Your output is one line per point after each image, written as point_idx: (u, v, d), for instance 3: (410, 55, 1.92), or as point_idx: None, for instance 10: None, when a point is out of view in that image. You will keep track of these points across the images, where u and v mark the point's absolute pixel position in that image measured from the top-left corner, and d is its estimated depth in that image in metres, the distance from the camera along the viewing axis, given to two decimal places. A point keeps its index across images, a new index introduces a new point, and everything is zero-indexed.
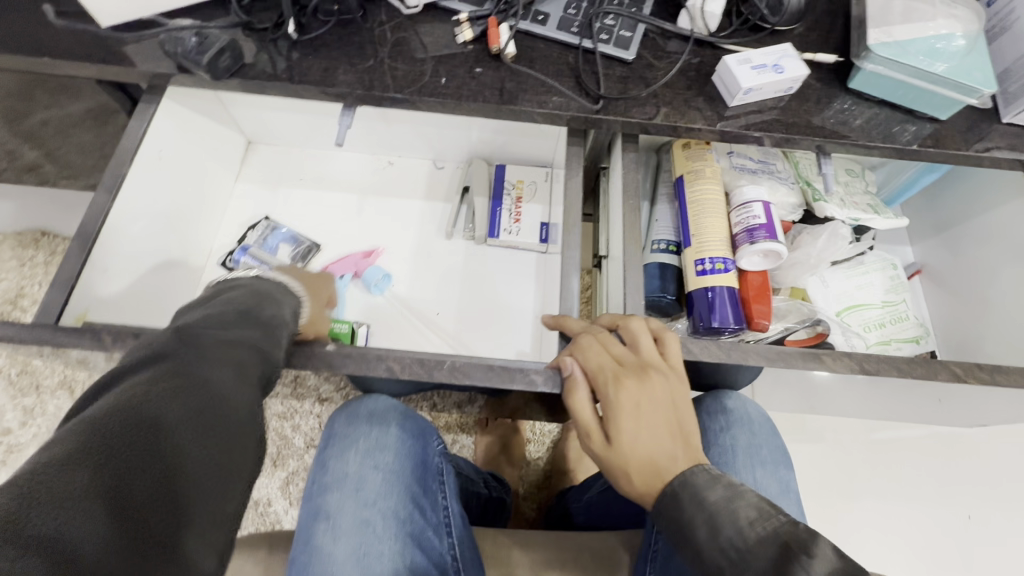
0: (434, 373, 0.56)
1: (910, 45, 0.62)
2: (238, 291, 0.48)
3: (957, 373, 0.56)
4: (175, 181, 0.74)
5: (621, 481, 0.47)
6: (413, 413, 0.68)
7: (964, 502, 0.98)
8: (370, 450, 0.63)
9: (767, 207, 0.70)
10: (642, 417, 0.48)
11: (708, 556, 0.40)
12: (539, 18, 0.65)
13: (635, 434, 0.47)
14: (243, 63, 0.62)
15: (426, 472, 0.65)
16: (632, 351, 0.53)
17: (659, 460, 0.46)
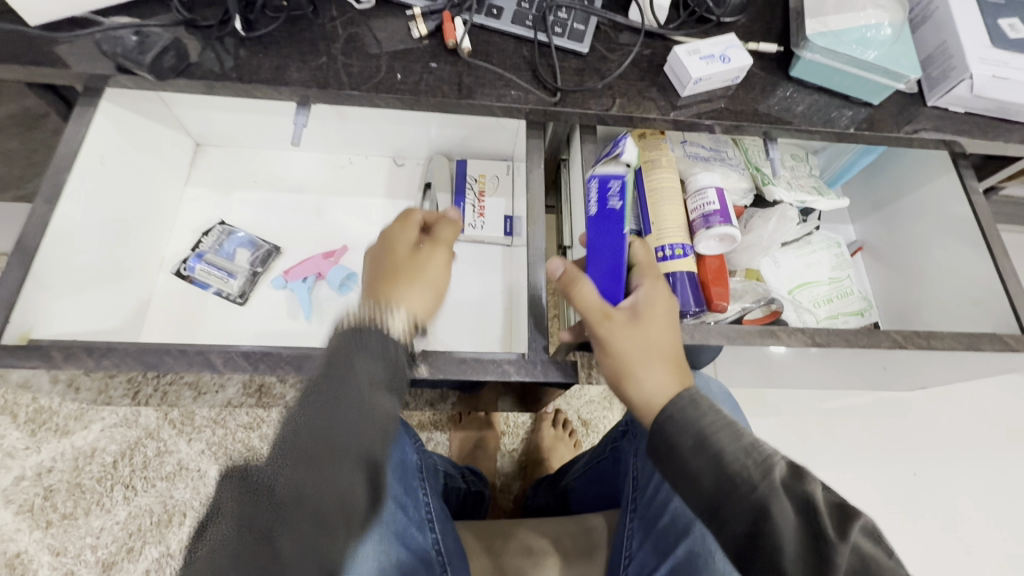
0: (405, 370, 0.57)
1: (843, 34, 0.66)
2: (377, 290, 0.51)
3: (898, 341, 0.60)
4: (121, 187, 0.71)
5: (642, 365, 0.49)
6: None
7: (910, 460, 1.05)
8: None
9: (721, 193, 0.73)
10: (671, 328, 0.53)
11: (730, 463, 0.42)
12: (493, 12, 0.66)
13: (665, 336, 0.52)
14: (188, 62, 0.60)
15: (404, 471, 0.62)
16: (650, 267, 0.57)
17: (677, 366, 0.50)
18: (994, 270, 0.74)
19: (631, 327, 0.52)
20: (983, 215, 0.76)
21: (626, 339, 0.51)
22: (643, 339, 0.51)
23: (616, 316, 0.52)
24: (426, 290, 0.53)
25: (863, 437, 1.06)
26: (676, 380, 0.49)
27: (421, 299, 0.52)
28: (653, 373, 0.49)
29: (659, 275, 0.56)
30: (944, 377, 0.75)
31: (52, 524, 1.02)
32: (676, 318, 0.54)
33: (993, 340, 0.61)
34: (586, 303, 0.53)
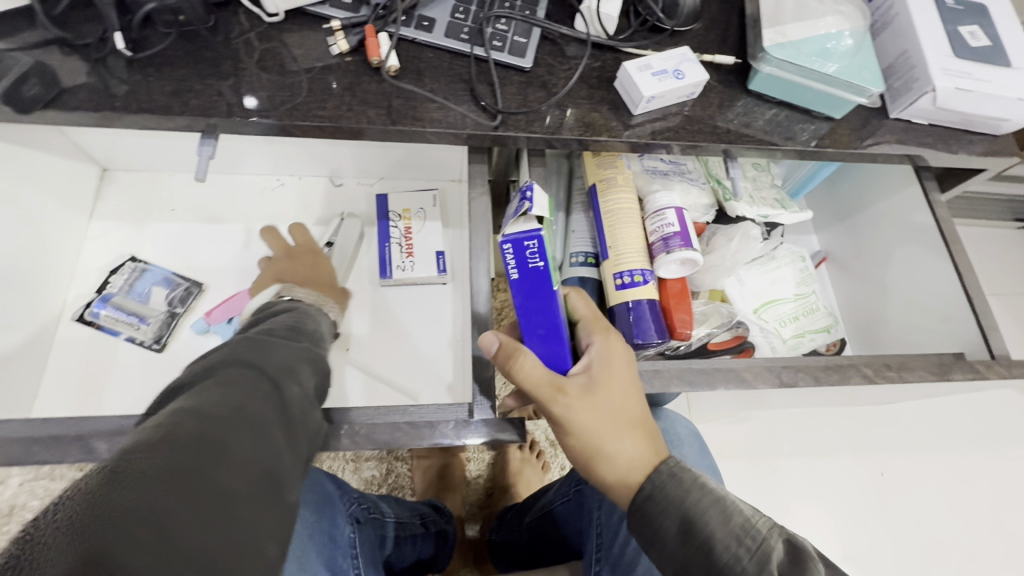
0: (333, 442, 0.52)
1: (802, 45, 0.61)
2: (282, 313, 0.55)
3: (868, 374, 0.55)
4: (0, 229, 0.61)
5: (608, 439, 0.48)
6: (318, 481, 0.63)
7: (876, 460, 1.05)
8: None
9: (680, 213, 0.68)
10: (628, 385, 0.51)
11: (720, 547, 0.40)
12: (424, 24, 0.59)
13: (623, 397, 0.50)
14: (62, 90, 0.51)
15: (336, 550, 0.59)
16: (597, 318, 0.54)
17: (644, 429, 0.49)
18: (956, 280, 0.72)
19: (587, 398, 0.49)
20: (946, 223, 0.73)
21: (584, 412, 0.49)
22: (602, 410, 0.49)
23: (570, 387, 0.49)
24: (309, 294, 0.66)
25: (832, 440, 1.05)
26: (643, 450, 0.48)
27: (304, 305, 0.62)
28: (620, 450, 0.48)
29: (602, 329, 0.53)
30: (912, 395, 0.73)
31: None
32: (631, 370, 0.52)
33: (964, 367, 0.58)
34: (537, 379, 0.49)
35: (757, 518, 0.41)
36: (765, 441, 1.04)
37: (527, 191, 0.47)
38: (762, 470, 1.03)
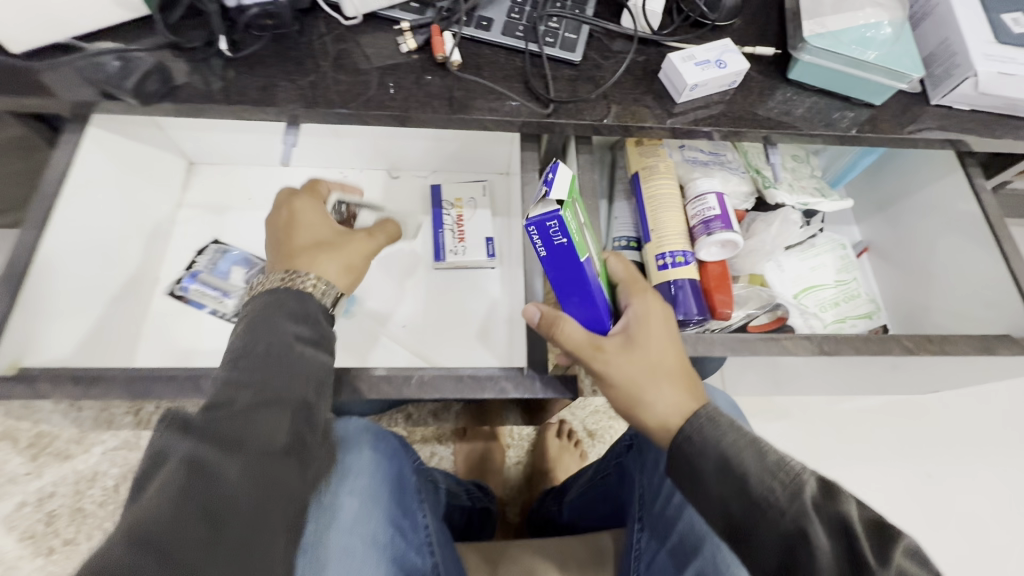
0: (402, 389, 0.56)
1: (842, 34, 0.64)
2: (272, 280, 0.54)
3: (909, 346, 0.58)
4: (110, 210, 0.69)
5: (646, 388, 0.51)
6: (385, 433, 0.67)
7: (924, 460, 1.03)
8: (342, 476, 0.61)
9: (721, 198, 0.72)
10: (664, 339, 0.54)
11: (757, 483, 0.43)
12: (483, 23, 0.64)
13: (660, 349, 0.53)
14: (173, 85, 0.59)
15: (403, 492, 0.63)
16: (634, 282, 0.58)
17: (681, 379, 0.52)
18: (1003, 268, 0.72)
19: (625, 355, 0.53)
20: (991, 212, 0.74)
21: (622, 365, 0.53)
22: (638, 364, 0.53)
23: (608, 345, 0.54)
24: (335, 263, 0.56)
25: (877, 439, 1.04)
26: (681, 401, 0.51)
27: (344, 275, 0.57)
28: (657, 401, 0.51)
29: (639, 291, 0.57)
30: (957, 379, 0.73)
31: (53, 551, 1.01)
32: (669, 327, 0.55)
33: (1008, 344, 0.59)
34: (576, 340, 0.54)
35: (792, 457, 0.44)
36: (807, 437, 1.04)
37: (549, 173, 0.47)
38: None
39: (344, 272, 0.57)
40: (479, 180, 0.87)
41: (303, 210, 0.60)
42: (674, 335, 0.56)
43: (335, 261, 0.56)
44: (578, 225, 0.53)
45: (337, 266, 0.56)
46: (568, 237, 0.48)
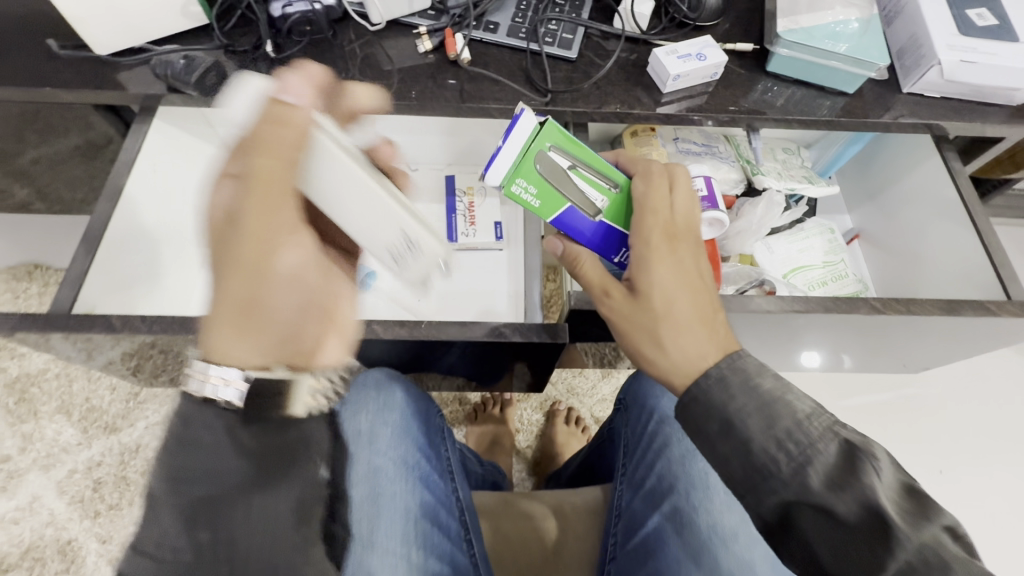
0: (415, 331, 0.64)
1: (814, 30, 0.71)
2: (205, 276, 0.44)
3: (876, 306, 0.65)
4: (169, 194, 0.80)
5: (652, 334, 0.55)
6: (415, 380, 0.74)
7: (932, 458, 1.07)
8: (378, 409, 0.68)
9: (709, 181, 0.77)
10: (677, 285, 0.55)
11: (759, 445, 0.44)
12: (491, 27, 0.74)
13: (671, 296, 0.55)
14: (228, 82, 0.69)
15: (429, 427, 0.71)
16: (647, 218, 0.58)
17: (690, 329, 0.53)
18: (981, 250, 0.76)
19: (629, 301, 0.57)
20: (969, 198, 0.78)
21: (629, 310, 0.57)
22: (642, 312, 0.56)
23: (615, 292, 0.58)
24: (222, 320, 0.41)
25: (885, 435, 1.09)
26: (680, 350, 0.53)
27: (234, 337, 0.41)
28: (657, 350, 0.54)
29: (653, 230, 0.57)
30: (934, 348, 0.81)
31: (99, 514, 1.06)
32: (679, 271, 0.56)
33: (973, 307, 0.65)
34: (590, 281, 0.60)
35: (811, 421, 0.43)
36: None
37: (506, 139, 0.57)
38: None
39: (236, 330, 0.41)
40: None
41: (202, 221, 0.45)
42: (686, 277, 0.56)
43: (220, 316, 0.41)
44: (564, 177, 0.60)
45: (227, 323, 0.41)
46: (534, 199, 0.59)
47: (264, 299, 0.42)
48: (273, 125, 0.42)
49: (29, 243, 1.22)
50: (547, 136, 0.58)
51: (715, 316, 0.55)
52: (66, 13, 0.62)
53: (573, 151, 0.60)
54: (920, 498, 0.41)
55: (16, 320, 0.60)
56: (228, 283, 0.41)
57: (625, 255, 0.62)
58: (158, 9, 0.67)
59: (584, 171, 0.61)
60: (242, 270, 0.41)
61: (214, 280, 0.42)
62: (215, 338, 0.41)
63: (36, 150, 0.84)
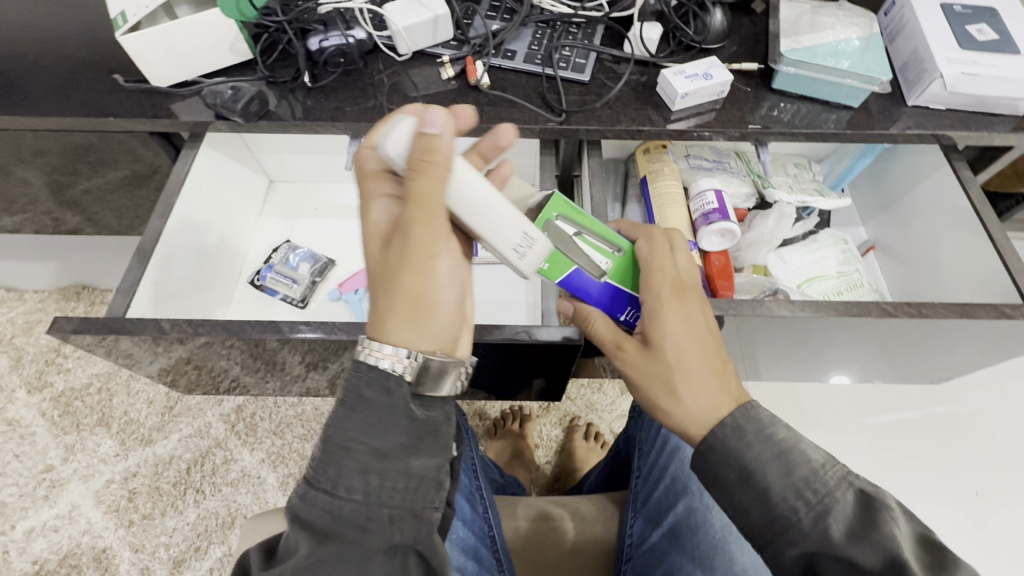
0: None
1: (817, 49, 0.75)
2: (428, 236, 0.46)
3: (888, 310, 0.67)
4: (210, 214, 0.86)
5: (666, 389, 0.55)
6: None
7: (970, 479, 1.04)
8: None
9: (719, 194, 0.80)
10: (688, 341, 0.56)
11: (777, 497, 0.45)
12: (508, 54, 0.79)
13: (684, 353, 0.55)
14: (268, 109, 0.76)
15: None
16: (654, 276, 0.58)
17: (706, 385, 0.53)
18: (997, 258, 0.76)
19: (641, 356, 0.57)
20: (981, 206, 0.78)
21: (641, 367, 0.57)
22: (656, 365, 0.56)
23: (628, 346, 0.59)
24: (398, 312, 0.46)
25: (919, 456, 1.06)
26: (696, 401, 0.53)
27: (404, 324, 0.46)
28: (671, 401, 0.55)
29: (661, 288, 0.58)
30: (958, 355, 0.82)
31: (133, 523, 1.08)
32: (690, 324, 0.56)
33: (986, 310, 0.67)
34: (601, 336, 0.61)
35: (826, 470, 0.45)
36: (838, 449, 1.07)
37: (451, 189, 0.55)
38: None
39: (406, 321, 0.46)
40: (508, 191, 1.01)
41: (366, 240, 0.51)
42: (697, 330, 0.56)
43: (393, 308, 0.46)
44: (571, 244, 0.59)
45: (401, 316, 0.46)
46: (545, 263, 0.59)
47: (429, 293, 0.47)
48: (428, 148, 0.45)
49: (80, 266, 1.31)
50: (553, 207, 0.58)
51: (726, 368, 0.55)
52: (130, 51, 0.70)
53: (578, 218, 0.60)
54: (940, 552, 0.42)
55: (76, 323, 0.67)
56: (402, 280, 0.46)
57: (631, 314, 0.63)
58: (208, 46, 0.74)
59: (590, 236, 0.61)
60: (419, 268, 0.46)
61: (379, 286, 0.47)
62: (386, 326, 0.46)
63: (93, 178, 0.91)
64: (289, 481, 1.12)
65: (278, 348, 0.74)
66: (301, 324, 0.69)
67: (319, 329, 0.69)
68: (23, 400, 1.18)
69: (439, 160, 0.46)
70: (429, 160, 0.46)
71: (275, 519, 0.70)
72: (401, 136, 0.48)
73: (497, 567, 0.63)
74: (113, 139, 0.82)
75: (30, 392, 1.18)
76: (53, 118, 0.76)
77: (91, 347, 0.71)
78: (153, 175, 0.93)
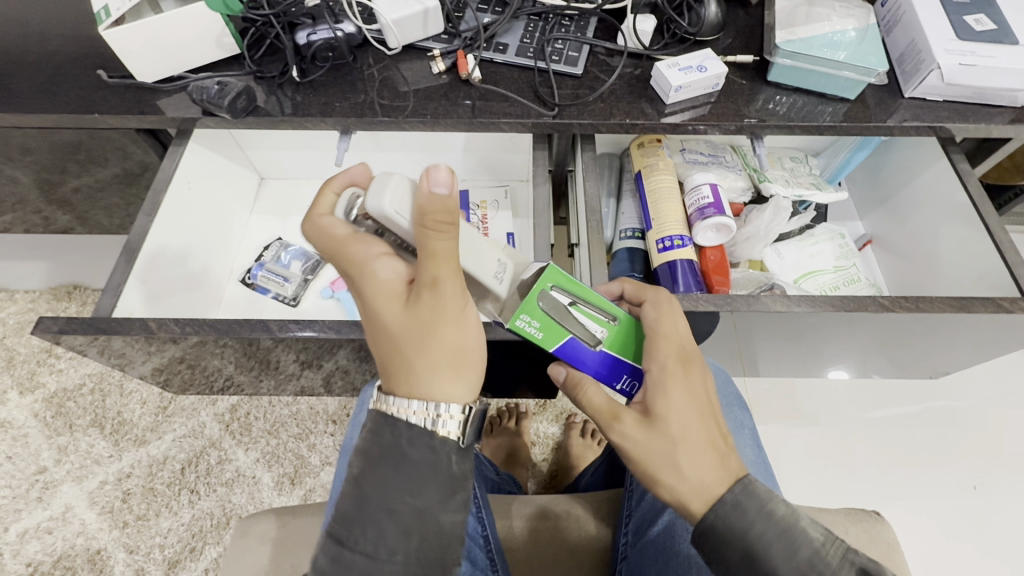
0: None
1: (813, 40, 0.74)
2: (456, 296, 0.46)
3: (885, 305, 0.67)
4: (200, 212, 0.85)
5: (668, 465, 0.49)
6: None
7: (968, 474, 1.04)
8: None
9: (715, 188, 0.79)
10: (692, 414, 0.51)
11: None
12: (500, 48, 0.78)
13: (687, 425, 0.50)
14: (256, 104, 0.75)
15: None
16: (660, 342, 0.54)
17: (710, 463, 0.49)
18: (996, 251, 0.75)
19: (641, 429, 0.51)
20: (979, 199, 0.77)
21: (639, 441, 0.50)
22: (657, 439, 0.50)
23: (625, 417, 0.52)
24: (441, 369, 0.46)
25: (917, 451, 1.06)
26: (697, 477, 0.48)
27: (450, 378, 0.47)
28: (670, 478, 0.49)
29: (665, 355, 0.53)
30: (956, 349, 0.81)
31: (127, 525, 1.07)
32: (693, 396, 0.52)
33: (984, 304, 0.66)
34: (594, 408, 0.53)
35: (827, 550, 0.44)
36: (835, 444, 1.07)
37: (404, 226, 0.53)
38: (833, 473, 1.05)
39: (450, 374, 0.47)
40: (502, 186, 1.00)
41: (371, 301, 0.47)
42: (699, 402, 0.52)
43: (434, 366, 0.46)
44: (565, 315, 0.56)
45: (440, 372, 0.46)
46: (537, 331, 0.56)
47: (467, 340, 0.47)
48: (441, 205, 0.42)
49: (71, 266, 1.30)
50: (548, 276, 0.55)
51: (728, 446, 0.51)
52: (115, 45, 0.69)
53: (573, 287, 0.57)
54: None
55: (62, 324, 0.66)
56: (439, 335, 0.46)
57: (627, 383, 0.58)
58: (195, 40, 0.73)
59: (587, 307, 0.57)
60: (450, 319, 0.46)
61: (411, 349, 0.46)
62: (428, 385, 0.46)
63: (81, 178, 0.90)
64: (284, 480, 1.11)
65: (270, 347, 0.73)
66: (291, 323, 0.68)
67: (310, 328, 0.68)
68: (15, 401, 1.17)
69: (454, 214, 0.43)
70: (447, 220, 0.42)
71: (267, 520, 0.69)
72: (399, 190, 0.45)
73: (491, 567, 0.63)
74: (99, 136, 0.81)
75: (22, 393, 1.17)
76: (38, 115, 0.74)
77: (81, 348, 0.70)
78: (144, 173, 0.92)
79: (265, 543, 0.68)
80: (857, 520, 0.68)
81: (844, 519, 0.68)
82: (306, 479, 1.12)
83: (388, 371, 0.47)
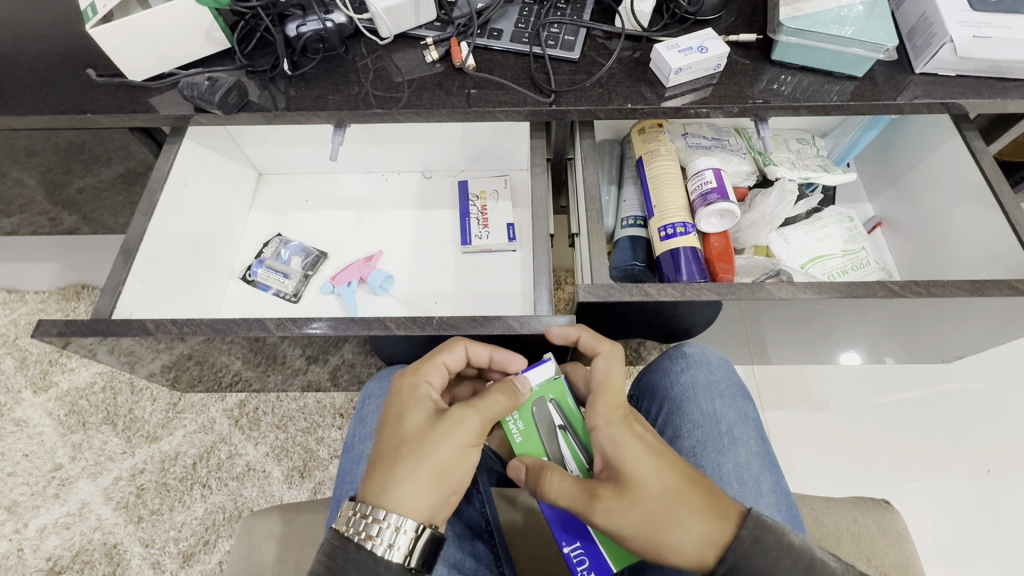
0: (424, 326, 0.66)
1: (819, 15, 0.70)
2: (468, 427, 0.51)
3: (895, 291, 0.65)
4: (198, 211, 0.85)
5: (666, 528, 0.48)
6: None
7: (982, 456, 1.02)
8: None
9: (718, 173, 0.77)
10: (660, 464, 0.51)
11: None
12: (495, 34, 0.76)
13: (662, 480, 0.50)
14: (248, 100, 0.74)
15: None
16: (604, 395, 0.56)
17: (706, 502, 0.49)
18: (1011, 232, 0.72)
19: (624, 498, 0.50)
20: (993, 176, 0.75)
21: (627, 514, 0.49)
22: (642, 505, 0.49)
23: (604, 492, 0.50)
24: (421, 477, 0.50)
25: (928, 434, 1.04)
26: (700, 534, 0.48)
27: (423, 492, 0.49)
28: (675, 552, 0.48)
29: (610, 411, 0.55)
30: (972, 333, 0.79)
31: (142, 519, 1.09)
32: (655, 446, 0.52)
33: (1000, 287, 0.64)
34: (569, 496, 0.51)
35: None
36: (845, 430, 1.05)
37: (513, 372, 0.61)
38: (844, 460, 1.03)
39: (426, 489, 0.49)
40: (502, 175, 0.98)
41: (409, 401, 0.54)
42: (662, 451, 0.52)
43: (418, 474, 0.50)
44: (552, 435, 0.57)
45: (419, 482, 0.49)
46: (518, 435, 0.58)
47: (456, 467, 0.51)
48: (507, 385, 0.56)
49: (78, 266, 1.31)
50: (552, 388, 0.59)
51: (700, 482, 0.51)
52: (102, 43, 0.68)
53: (570, 412, 0.58)
54: None
55: (63, 325, 0.66)
56: (439, 449, 0.50)
57: (576, 552, 0.54)
58: (184, 35, 0.72)
59: (574, 439, 0.58)
60: (452, 439, 0.51)
61: (408, 450, 0.50)
62: (404, 489, 0.49)
63: (82, 179, 0.90)
64: (294, 474, 1.12)
65: (275, 343, 0.73)
66: (291, 320, 0.67)
67: (310, 325, 0.67)
68: (29, 400, 1.18)
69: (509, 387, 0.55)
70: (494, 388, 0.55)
71: (272, 517, 0.70)
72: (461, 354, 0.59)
73: (496, 564, 0.64)
74: (99, 136, 0.80)
75: (36, 392, 1.19)
76: (30, 117, 0.74)
77: (88, 350, 0.71)
78: (146, 173, 0.92)
79: (271, 540, 0.68)
80: (866, 510, 0.68)
81: (852, 509, 0.69)
82: (315, 472, 1.12)
83: (380, 464, 0.51)
